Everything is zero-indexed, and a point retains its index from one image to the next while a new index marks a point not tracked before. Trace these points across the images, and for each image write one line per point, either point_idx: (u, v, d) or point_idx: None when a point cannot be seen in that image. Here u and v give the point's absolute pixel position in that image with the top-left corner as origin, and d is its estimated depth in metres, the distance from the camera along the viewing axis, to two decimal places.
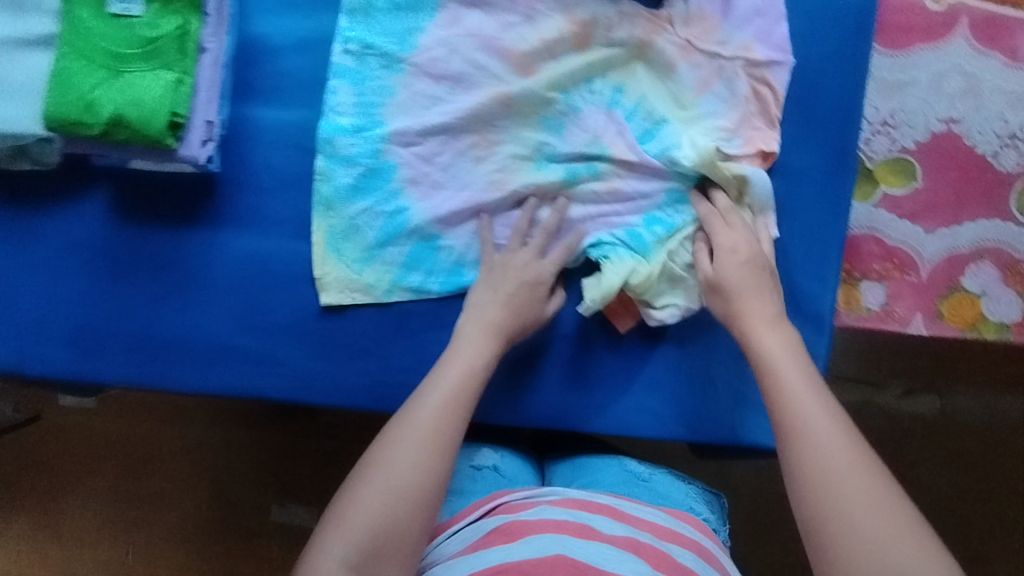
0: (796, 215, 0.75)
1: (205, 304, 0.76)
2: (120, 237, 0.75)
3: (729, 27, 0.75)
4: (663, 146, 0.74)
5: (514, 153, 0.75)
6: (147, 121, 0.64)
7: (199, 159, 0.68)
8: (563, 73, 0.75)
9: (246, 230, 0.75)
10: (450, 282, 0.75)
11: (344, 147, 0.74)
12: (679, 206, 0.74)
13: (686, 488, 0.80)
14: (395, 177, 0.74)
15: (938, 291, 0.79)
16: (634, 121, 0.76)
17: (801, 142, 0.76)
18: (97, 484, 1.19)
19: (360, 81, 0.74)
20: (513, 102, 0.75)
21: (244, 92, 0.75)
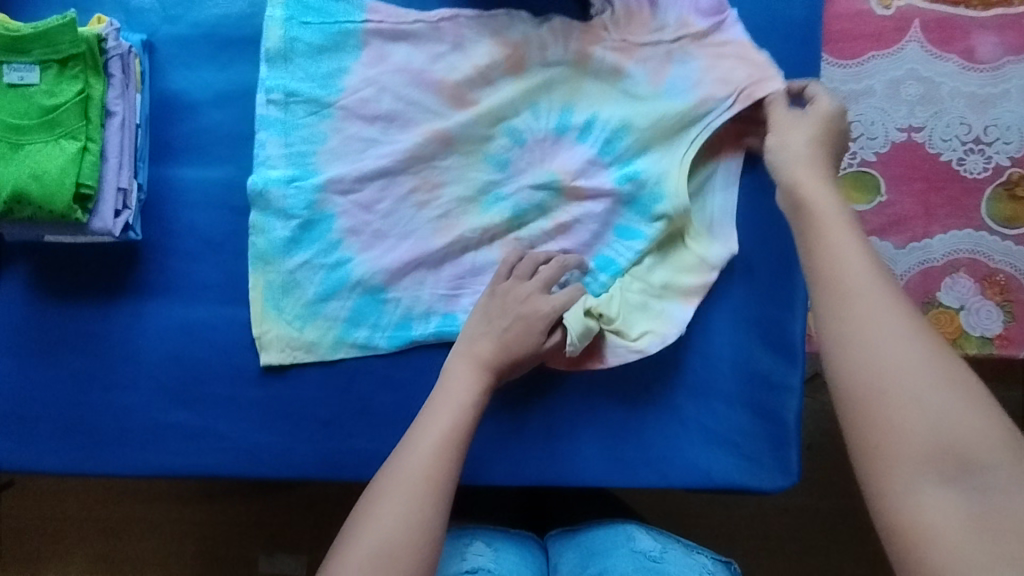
0: (755, 237, 0.72)
1: (137, 380, 0.70)
2: (44, 314, 0.70)
3: (661, 10, 0.71)
4: (621, 160, 0.71)
5: (458, 195, 0.71)
6: (51, 195, 0.60)
7: (114, 231, 0.63)
8: (504, 102, 0.71)
9: (176, 298, 0.71)
10: (398, 337, 0.70)
11: (277, 199, 0.69)
12: (636, 240, 0.70)
13: (699, 565, 0.73)
14: (334, 227, 0.70)
15: (914, 309, 0.74)
16: (589, 139, 0.72)
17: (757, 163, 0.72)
18: (73, 555, 1.15)
19: (288, 131, 0.70)
20: (450, 139, 0.71)
21: (162, 152, 0.71)
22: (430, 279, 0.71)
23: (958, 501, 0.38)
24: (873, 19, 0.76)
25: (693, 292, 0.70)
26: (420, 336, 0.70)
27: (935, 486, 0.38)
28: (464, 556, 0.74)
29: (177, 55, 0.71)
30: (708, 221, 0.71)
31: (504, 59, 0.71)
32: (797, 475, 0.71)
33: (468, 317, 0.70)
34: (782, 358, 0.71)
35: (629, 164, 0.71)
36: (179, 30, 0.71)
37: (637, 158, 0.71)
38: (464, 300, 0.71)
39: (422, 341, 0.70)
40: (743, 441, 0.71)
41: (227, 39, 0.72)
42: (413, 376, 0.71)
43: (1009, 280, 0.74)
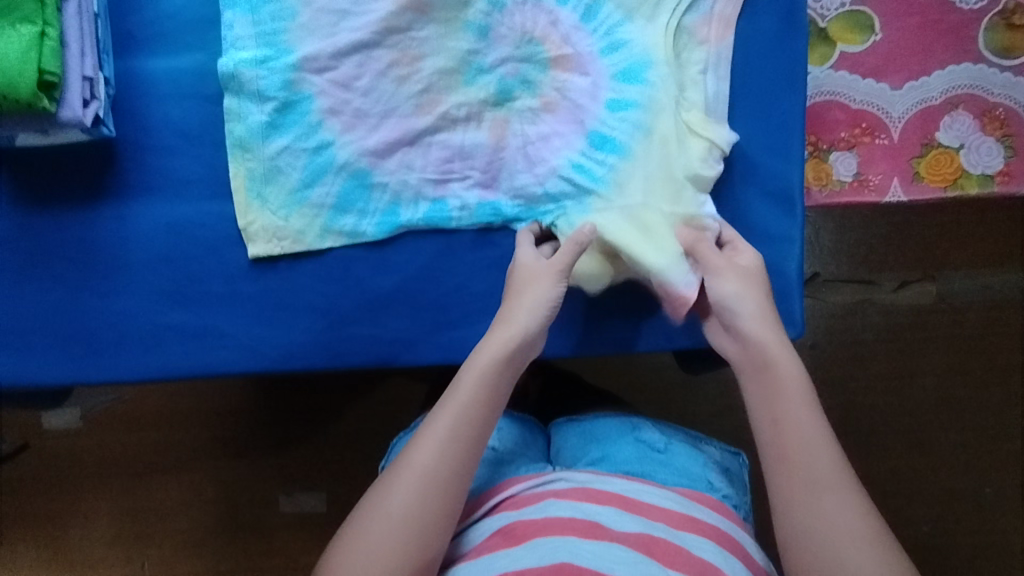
0: (750, 84, 0.69)
1: (130, 284, 0.69)
2: (27, 226, 0.69)
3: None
4: (608, 27, 0.68)
5: (439, 68, 0.68)
6: (13, 82, 0.57)
7: (85, 121, 0.61)
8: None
9: (158, 197, 0.69)
10: (386, 223, 0.69)
11: (250, 80, 0.67)
12: (628, 116, 0.67)
13: (705, 458, 0.76)
14: (312, 109, 0.68)
15: (913, 151, 0.73)
16: (570, 3, 0.68)
17: (749, 8, 0.69)
18: (98, 501, 1.16)
19: (256, 8, 0.67)
20: (425, 7, 0.67)
21: (126, 45, 0.68)
22: (418, 163, 0.69)
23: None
24: None
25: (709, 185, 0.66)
26: (409, 222, 0.69)
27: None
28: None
29: None
30: (701, 98, 0.67)
31: None
32: (803, 328, 0.70)
33: (458, 204, 0.69)
34: (783, 211, 0.69)
35: (616, 27, 0.68)
36: None
37: (624, 24, 0.68)
38: (454, 186, 0.69)
39: (411, 227, 0.69)
40: None
41: None
42: (408, 259, 0.69)
43: (1008, 113, 0.72)
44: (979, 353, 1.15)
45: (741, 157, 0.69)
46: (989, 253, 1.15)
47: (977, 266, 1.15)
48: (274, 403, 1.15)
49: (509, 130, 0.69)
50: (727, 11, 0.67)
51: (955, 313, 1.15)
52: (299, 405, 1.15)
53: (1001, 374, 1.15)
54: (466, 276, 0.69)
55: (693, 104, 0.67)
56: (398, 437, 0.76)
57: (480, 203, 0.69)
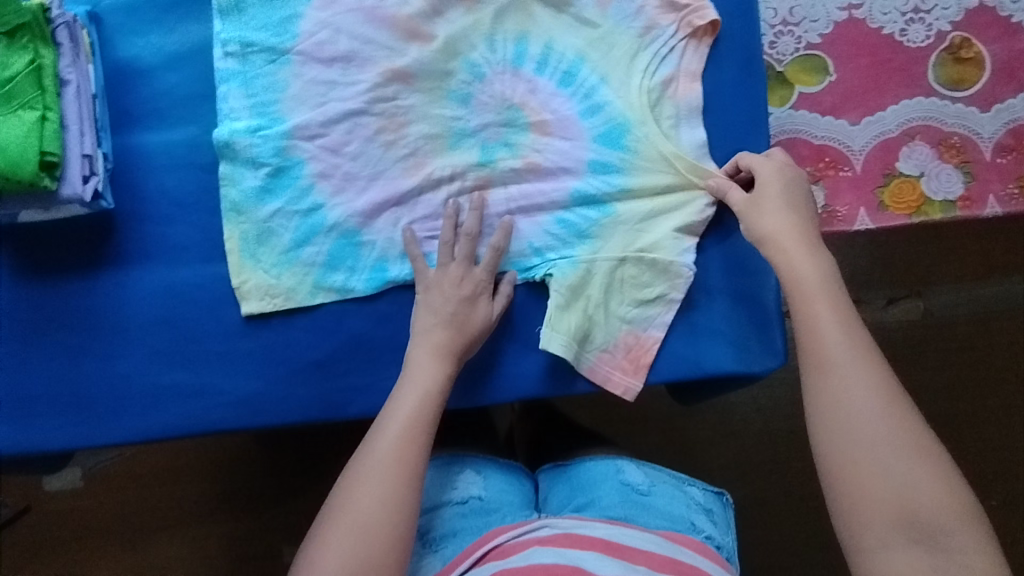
0: (722, 129, 0.73)
1: (131, 348, 0.72)
2: (30, 296, 0.71)
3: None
4: (586, 87, 0.72)
5: (425, 133, 0.72)
6: (16, 165, 0.60)
7: (85, 196, 0.64)
8: (460, 35, 0.72)
9: (156, 263, 0.72)
10: (376, 279, 0.71)
11: (245, 149, 0.70)
12: (610, 174, 0.71)
13: (687, 499, 0.80)
14: (303, 173, 0.71)
15: (876, 182, 0.76)
16: (546, 72, 0.73)
17: (718, 60, 0.73)
18: (99, 563, 1.16)
19: (249, 82, 0.71)
20: (407, 76, 0.72)
21: (122, 121, 0.71)
22: (405, 221, 0.72)
23: (927, 558, 0.47)
24: None
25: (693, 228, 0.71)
26: (397, 277, 0.71)
27: (908, 546, 0.47)
28: (455, 487, 0.80)
29: (124, 23, 0.71)
30: (677, 152, 0.71)
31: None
32: (784, 356, 0.72)
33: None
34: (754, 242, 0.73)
35: (592, 89, 0.72)
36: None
37: (600, 87, 0.72)
38: None
39: (400, 283, 0.71)
40: (727, 329, 0.72)
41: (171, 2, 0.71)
42: (399, 310, 0.72)
43: (963, 142, 0.76)
44: (974, 369, 1.17)
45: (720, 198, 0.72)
46: (968, 268, 1.18)
47: (957, 280, 1.18)
48: (273, 454, 1.16)
49: (493, 189, 0.72)
50: (693, 67, 0.72)
51: (938, 329, 1.18)
52: (298, 455, 1.15)
53: (990, 385, 1.16)
54: None
55: (672, 159, 0.70)
56: None
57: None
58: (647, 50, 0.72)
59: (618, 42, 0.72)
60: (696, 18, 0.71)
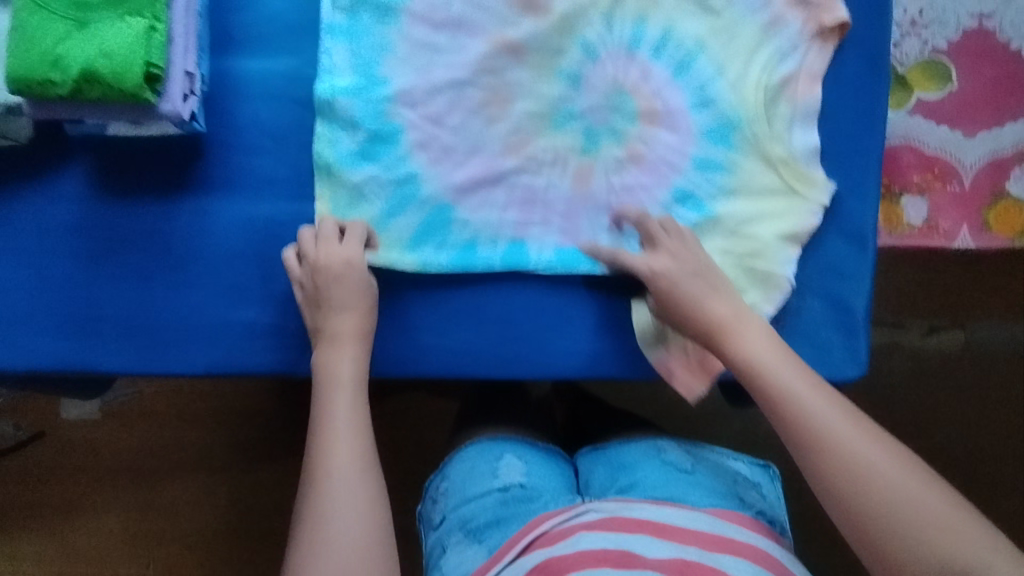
0: (836, 138, 0.70)
1: (202, 279, 0.70)
2: (105, 213, 0.69)
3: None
4: (700, 81, 0.70)
5: (530, 110, 0.70)
6: (120, 74, 0.58)
7: (182, 115, 0.62)
8: (576, 11, 0.70)
9: (240, 194, 0.70)
10: (463, 257, 0.69)
11: (344, 107, 0.68)
12: (716, 174, 0.70)
13: (733, 473, 0.76)
14: (402, 142, 0.69)
15: (982, 200, 0.74)
16: (662, 58, 0.70)
17: (841, 65, 0.70)
18: (110, 496, 1.15)
19: (355, 38, 0.68)
20: (518, 50, 0.70)
21: (222, 44, 0.68)
22: (500, 202, 0.70)
23: None
24: None
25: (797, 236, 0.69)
26: (485, 261, 0.69)
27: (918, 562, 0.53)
28: (496, 475, 0.77)
29: None
30: (788, 157, 0.69)
31: None
32: (868, 363, 0.70)
33: (537, 246, 0.70)
34: (853, 247, 0.70)
35: (706, 85, 0.69)
36: None
37: (715, 80, 0.69)
38: (534, 230, 0.70)
39: (488, 262, 0.69)
40: (814, 331, 0.70)
41: None
42: (481, 277, 0.70)
43: None
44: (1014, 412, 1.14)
45: (830, 209, 0.70)
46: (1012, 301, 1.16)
47: (1000, 314, 1.16)
48: (298, 407, 1.15)
49: (593, 176, 0.70)
50: (815, 67, 0.69)
51: (978, 362, 1.15)
52: None
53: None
54: (538, 296, 0.71)
55: (782, 163, 0.69)
56: (442, 485, 0.79)
57: (559, 247, 0.70)
58: (770, 46, 0.69)
59: (740, 35, 0.69)
60: (825, 14, 0.68)
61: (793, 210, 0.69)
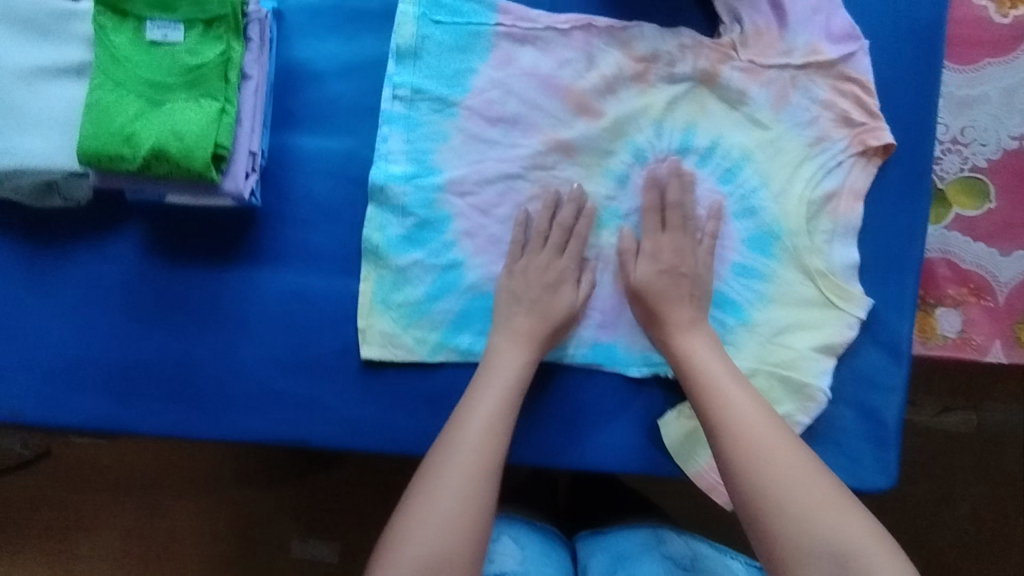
0: (878, 253, 0.71)
1: (246, 347, 0.71)
2: (155, 277, 0.70)
3: (790, 32, 0.70)
4: (744, 190, 0.71)
5: (576, 208, 0.72)
6: (190, 155, 0.60)
7: (243, 193, 0.64)
8: (628, 116, 0.71)
9: (288, 267, 0.71)
10: None
11: (395, 194, 0.70)
12: (754, 280, 0.71)
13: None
14: (449, 230, 0.70)
15: (1015, 317, 0.75)
16: (709, 166, 0.71)
17: (887, 188, 0.71)
18: (109, 522, 1.11)
19: (411, 128, 0.70)
20: (568, 148, 0.71)
21: (283, 120, 0.70)
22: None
23: None
24: (990, 27, 0.73)
25: (832, 348, 0.70)
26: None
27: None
28: (492, 559, 0.76)
29: (305, 24, 0.70)
30: (827, 269, 0.71)
31: (627, 69, 0.71)
32: (896, 476, 0.71)
33: (574, 340, 0.72)
34: (888, 360, 0.72)
35: (750, 194, 0.71)
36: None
37: (759, 190, 0.71)
38: (572, 323, 0.72)
39: None
40: (844, 440, 0.71)
41: (356, 14, 0.71)
42: None
43: None
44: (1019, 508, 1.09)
45: (866, 322, 0.71)
46: None
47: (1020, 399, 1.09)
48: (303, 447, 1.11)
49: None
50: (858, 184, 0.71)
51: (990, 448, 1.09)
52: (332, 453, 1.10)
53: None
54: (573, 384, 0.72)
55: (820, 275, 0.70)
56: None
57: (595, 344, 0.72)
58: (814, 161, 0.71)
59: (787, 147, 0.71)
60: (871, 137, 0.70)
61: (828, 321, 0.70)
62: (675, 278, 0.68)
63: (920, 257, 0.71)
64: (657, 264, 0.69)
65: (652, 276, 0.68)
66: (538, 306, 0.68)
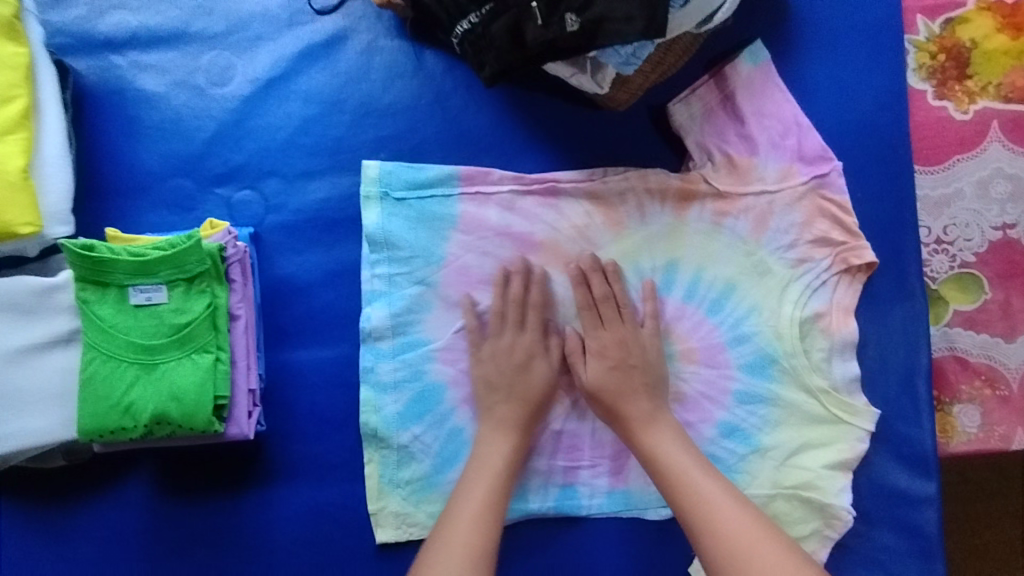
0: (877, 353, 0.71)
1: (268, 570, 0.68)
2: (168, 515, 0.69)
3: (762, 159, 0.70)
4: (736, 319, 0.70)
5: (570, 358, 0.70)
6: (190, 415, 0.59)
7: (249, 433, 0.63)
8: (608, 262, 0.71)
9: (300, 484, 0.69)
10: (516, 508, 0.69)
11: (386, 374, 0.69)
12: (759, 405, 0.70)
13: None
14: (443, 400, 0.69)
15: None
16: (695, 298, 0.70)
17: (879, 298, 0.71)
18: None
19: (391, 301, 0.69)
20: (552, 300, 0.70)
21: (276, 339, 0.70)
22: (548, 449, 0.70)
23: None
24: (953, 125, 0.75)
25: (848, 462, 0.69)
26: (539, 509, 0.70)
27: None
28: None
29: (282, 241, 0.70)
30: (830, 386, 0.69)
31: (601, 220, 0.71)
32: None
33: (588, 491, 0.70)
34: (918, 473, 0.70)
35: (739, 323, 0.70)
36: (283, 218, 0.70)
37: (748, 317, 0.70)
38: (583, 472, 0.70)
39: (542, 513, 0.70)
40: (888, 561, 0.70)
41: (330, 221, 0.70)
42: (548, 537, 0.70)
43: None
44: None
45: (876, 431, 0.70)
46: None
47: None
48: None
49: None
50: (846, 300, 0.70)
51: None
52: None
53: None
54: (606, 546, 0.70)
55: (824, 393, 0.69)
56: None
57: (610, 492, 0.70)
58: (799, 282, 0.70)
59: (773, 273, 0.70)
60: (853, 256, 0.69)
61: (839, 436, 0.69)
62: None
63: (928, 367, 0.70)
64: (605, 361, 0.67)
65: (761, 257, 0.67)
66: (515, 386, 0.67)
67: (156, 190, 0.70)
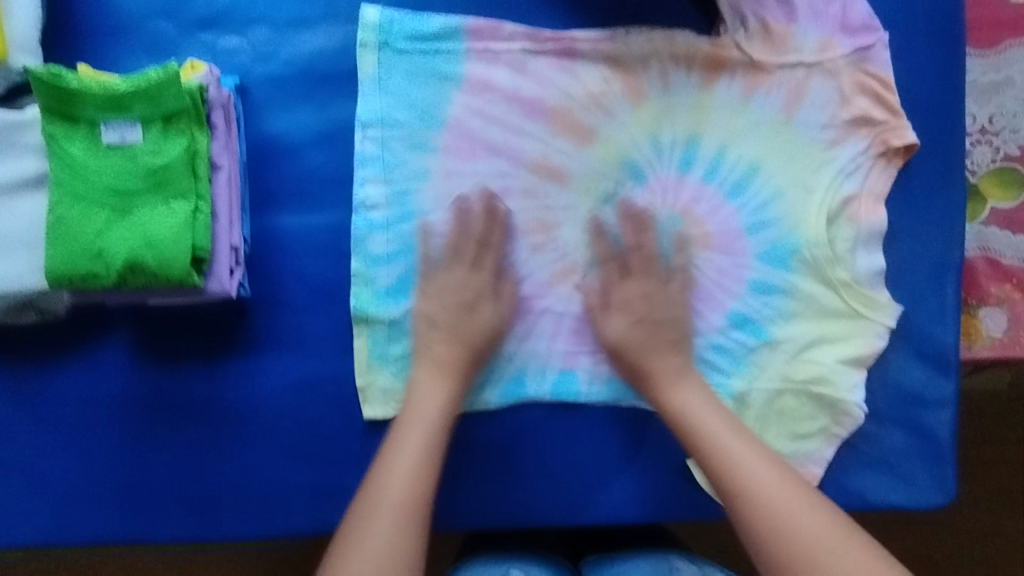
0: (905, 244, 0.66)
1: (252, 442, 0.66)
2: (150, 380, 0.66)
3: (801, 27, 0.65)
4: (756, 207, 0.65)
5: (576, 237, 0.66)
6: (167, 264, 0.55)
7: (230, 291, 0.59)
8: (623, 135, 0.65)
9: (289, 354, 0.66)
10: (510, 391, 0.66)
11: (378, 246, 0.65)
12: (774, 295, 0.65)
13: None
14: None
15: None
16: (715, 179, 0.65)
17: (915, 188, 0.66)
18: None
19: (388, 169, 0.65)
20: (560, 174, 0.65)
21: (262, 201, 0.65)
22: (548, 332, 0.66)
23: None
24: (1010, 5, 0.69)
25: (865, 359, 0.65)
26: (535, 394, 0.66)
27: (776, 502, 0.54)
28: None
29: (271, 95, 0.65)
30: (851, 279, 0.65)
31: (619, 88, 0.65)
32: (954, 492, 0.66)
33: (588, 376, 0.66)
34: (937, 375, 0.66)
35: (763, 208, 0.65)
36: (272, 69, 0.65)
37: (772, 202, 0.65)
38: (584, 358, 0.67)
39: (538, 398, 0.66)
40: (897, 462, 0.66)
41: (324, 76, 0.65)
42: (544, 423, 0.67)
43: None
44: None
45: (897, 327, 0.66)
46: None
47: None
48: None
49: None
50: (877, 187, 0.65)
51: None
52: None
53: None
54: (605, 434, 0.67)
55: (845, 285, 0.65)
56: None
57: (610, 379, 0.67)
58: (831, 165, 0.65)
59: (801, 153, 0.65)
60: (893, 136, 0.64)
61: (856, 331, 0.65)
62: (651, 328, 0.63)
63: (960, 262, 0.66)
64: (629, 315, 0.64)
65: (627, 331, 0.64)
66: (458, 328, 0.63)
67: (134, 32, 0.64)
